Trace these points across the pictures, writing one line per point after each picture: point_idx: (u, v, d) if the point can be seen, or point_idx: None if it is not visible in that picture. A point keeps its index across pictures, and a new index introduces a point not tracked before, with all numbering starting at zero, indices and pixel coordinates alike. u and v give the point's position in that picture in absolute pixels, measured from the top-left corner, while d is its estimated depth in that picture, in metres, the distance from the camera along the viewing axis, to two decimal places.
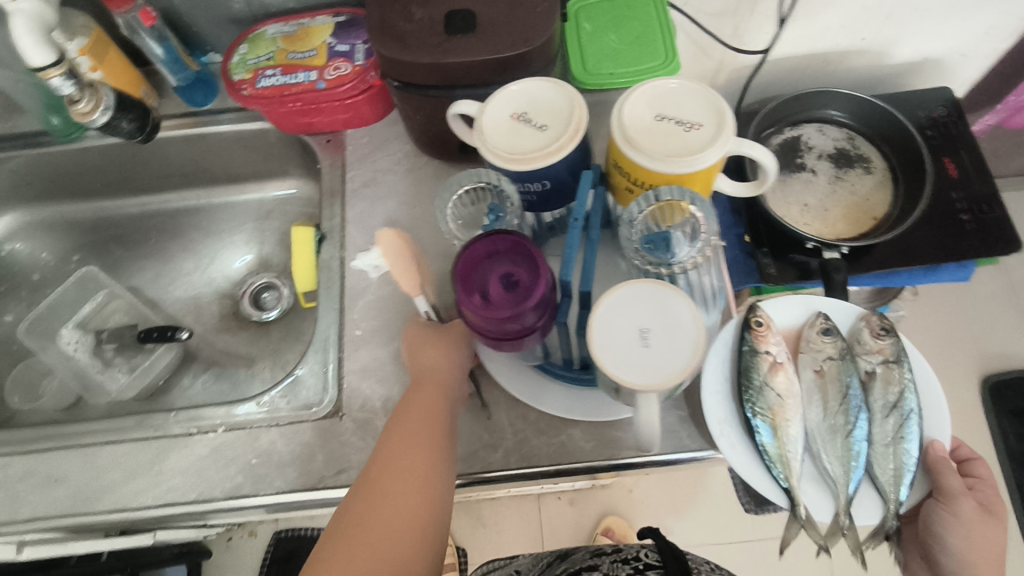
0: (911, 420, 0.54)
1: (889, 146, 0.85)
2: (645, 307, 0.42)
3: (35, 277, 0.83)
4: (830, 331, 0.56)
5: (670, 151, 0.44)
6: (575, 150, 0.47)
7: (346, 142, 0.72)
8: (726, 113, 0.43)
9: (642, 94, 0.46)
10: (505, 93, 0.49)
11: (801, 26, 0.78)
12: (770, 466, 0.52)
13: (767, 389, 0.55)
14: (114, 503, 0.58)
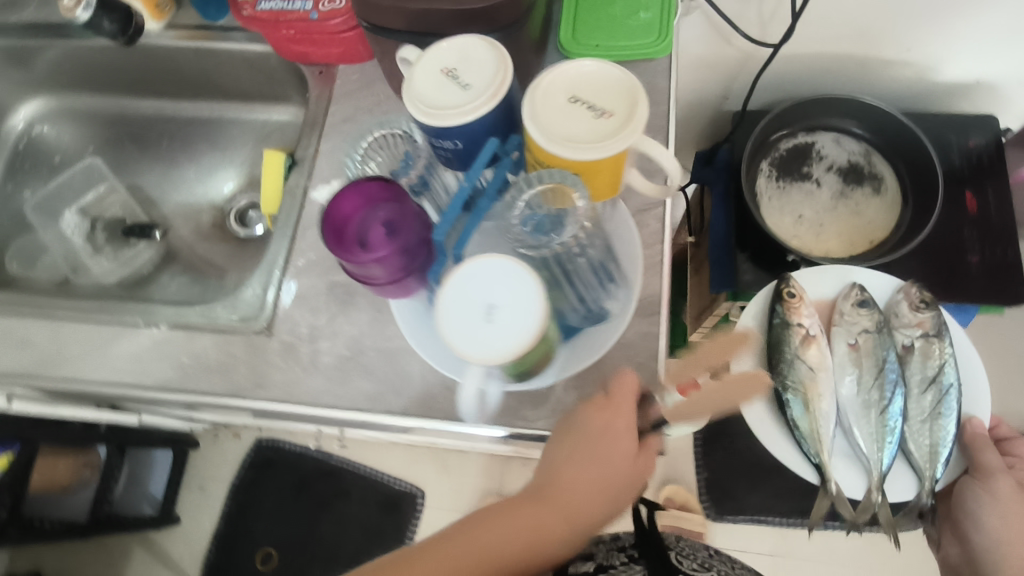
0: (947, 394, 0.72)
1: (904, 164, 0.79)
2: (499, 281, 0.43)
3: (55, 160, 0.90)
4: (864, 305, 0.72)
5: (568, 137, 0.43)
6: (494, 110, 0.47)
7: (337, 76, 0.73)
8: (636, 107, 0.43)
9: (565, 70, 0.45)
10: (436, 47, 0.49)
11: (833, 23, 0.75)
12: (800, 440, 0.70)
13: (801, 364, 0.75)
14: (60, 373, 0.64)
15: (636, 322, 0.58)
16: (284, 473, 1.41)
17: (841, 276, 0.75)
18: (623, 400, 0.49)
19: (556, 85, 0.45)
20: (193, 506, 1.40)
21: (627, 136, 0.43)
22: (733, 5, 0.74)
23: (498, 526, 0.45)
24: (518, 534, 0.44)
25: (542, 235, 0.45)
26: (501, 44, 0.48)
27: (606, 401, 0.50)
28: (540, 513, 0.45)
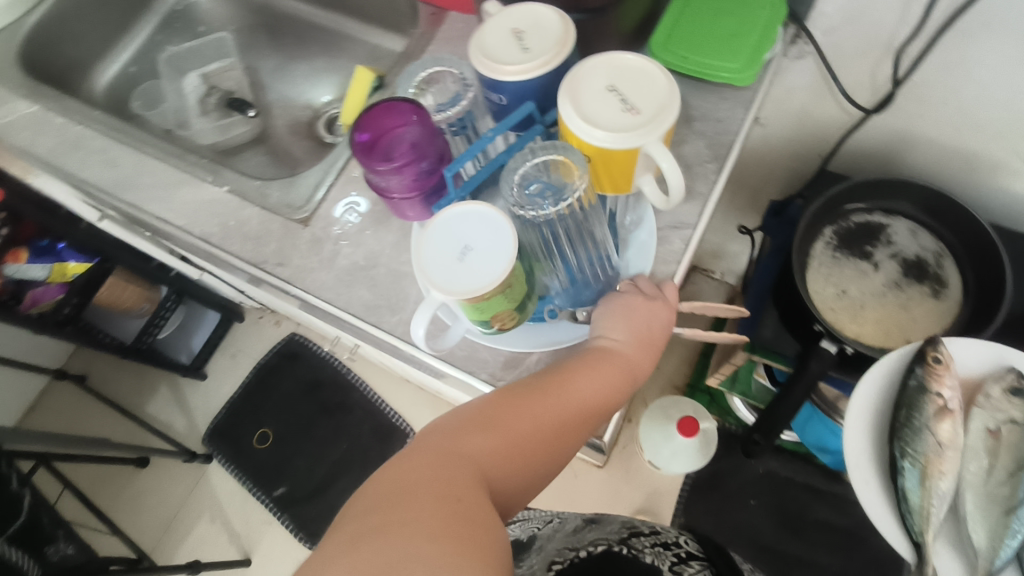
0: None
1: (975, 276, 0.75)
2: (483, 229, 0.47)
3: (200, 29, 1.02)
4: (1021, 393, 0.51)
5: (591, 120, 0.49)
6: (541, 77, 0.51)
7: (445, 21, 0.78)
8: (656, 115, 0.48)
9: (614, 66, 0.51)
10: (518, 8, 0.53)
11: (950, 111, 0.72)
12: (906, 513, 0.54)
13: (923, 433, 0.54)
14: (133, 199, 0.74)
15: None
16: (304, 371, 1.52)
17: (996, 355, 0.55)
18: (655, 293, 0.57)
19: (601, 77, 0.51)
20: (219, 369, 1.55)
21: (639, 136, 0.48)
22: (845, 61, 0.73)
23: (586, 377, 0.52)
24: (607, 381, 0.52)
25: (537, 198, 0.50)
26: (570, 20, 0.52)
27: (639, 291, 0.57)
28: (615, 366, 0.53)
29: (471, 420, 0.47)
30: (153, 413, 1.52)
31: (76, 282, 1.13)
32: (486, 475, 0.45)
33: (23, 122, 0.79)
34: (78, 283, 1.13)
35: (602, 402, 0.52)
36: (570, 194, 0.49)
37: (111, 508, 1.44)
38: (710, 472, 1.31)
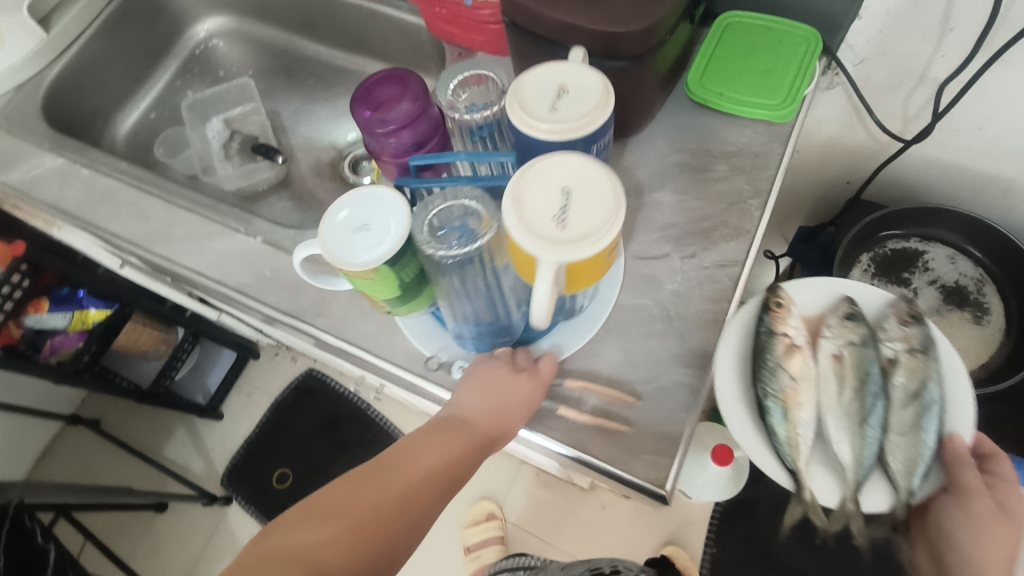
0: (930, 411, 0.52)
1: (1018, 303, 0.76)
2: (379, 210, 0.50)
3: (220, 73, 1.02)
4: (854, 316, 0.55)
5: (519, 204, 0.43)
6: (544, 142, 0.49)
7: (472, 62, 0.78)
8: (570, 246, 0.41)
9: (586, 172, 0.44)
10: (583, 68, 0.50)
11: (983, 138, 0.73)
12: (781, 448, 0.53)
13: (780, 371, 0.55)
14: (166, 251, 0.73)
15: (677, 371, 0.59)
16: (323, 407, 1.50)
17: (829, 288, 0.58)
18: (528, 364, 0.56)
19: (569, 173, 0.44)
20: (235, 408, 1.52)
21: (539, 245, 0.42)
22: (878, 92, 0.73)
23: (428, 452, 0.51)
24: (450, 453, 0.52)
25: (449, 237, 0.48)
26: (610, 104, 0.49)
27: (512, 359, 0.56)
28: (460, 436, 0.52)
29: (296, 515, 0.46)
30: (170, 456, 1.49)
31: (96, 330, 1.11)
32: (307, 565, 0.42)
33: (50, 176, 0.78)
34: (98, 331, 1.11)
35: (446, 477, 0.50)
36: (478, 239, 0.47)
37: (131, 556, 1.41)
38: (739, 499, 1.29)
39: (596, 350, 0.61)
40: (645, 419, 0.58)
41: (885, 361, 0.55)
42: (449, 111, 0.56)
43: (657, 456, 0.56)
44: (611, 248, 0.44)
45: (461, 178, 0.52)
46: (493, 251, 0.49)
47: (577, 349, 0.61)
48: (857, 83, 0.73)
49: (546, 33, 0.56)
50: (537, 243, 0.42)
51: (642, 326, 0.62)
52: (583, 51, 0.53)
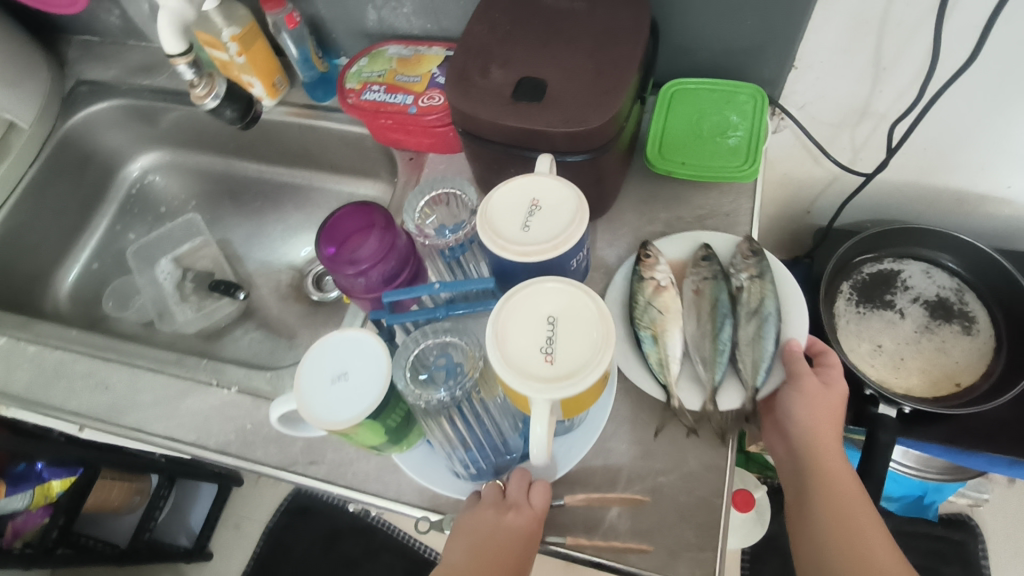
0: (768, 322, 0.59)
1: (1000, 308, 0.76)
2: (361, 359, 0.46)
3: (161, 209, 0.97)
4: (709, 257, 0.62)
5: (503, 337, 0.42)
6: (519, 263, 0.47)
7: (425, 165, 0.76)
8: (557, 384, 0.39)
9: (571, 299, 0.43)
10: (553, 181, 0.49)
11: (931, 155, 0.76)
12: (652, 369, 0.59)
13: (649, 307, 0.60)
14: (134, 421, 0.67)
15: (701, 454, 0.57)
16: (318, 524, 1.41)
17: (691, 239, 0.65)
18: (521, 498, 0.51)
19: (554, 301, 0.43)
20: (224, 544, 1.42)
21: (525, 383, 0.40)
22: (825, 130, 0.75)
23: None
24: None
25: (436, 380, 0.44)
26: (586, 218, 0.47)
27: (501, 497, 0.51)
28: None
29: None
30: None
31: (61, 501, 1.03)
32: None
33: None
34: (64, 500, 1.03)
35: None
36: (465, 380, 0.44)
37: None
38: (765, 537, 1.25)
39: (614, 446, 0.59)
40: (679, 514, 0.55)
41: (734, 291, 0.62)
42: (419, 237, 0.52)
43: (702, 551, 0.53)
44: (603, 378, 0.42)
45: (436, 311, 0.49)
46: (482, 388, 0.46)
47: (593, 449, 0.59)
48: (805, 125, 0.74)
49: (506, 140, 0.55)
50: (527, 381, 0.40)
51: (655, 412, 0.60)
52: (550, 158, 0.52)
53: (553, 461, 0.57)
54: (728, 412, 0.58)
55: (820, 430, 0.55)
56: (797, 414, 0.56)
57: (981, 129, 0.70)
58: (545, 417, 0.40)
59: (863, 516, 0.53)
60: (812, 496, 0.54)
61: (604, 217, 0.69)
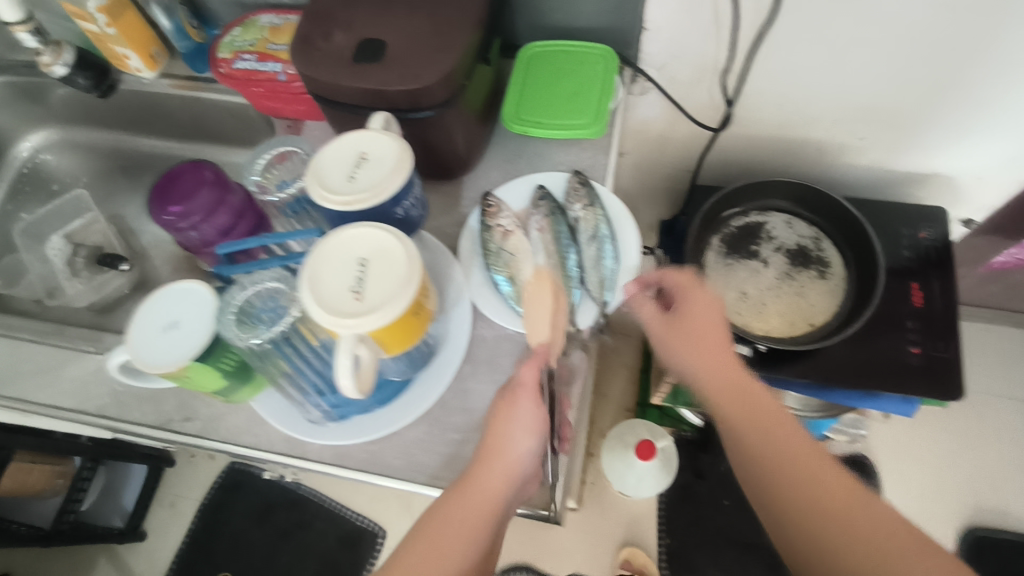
0: (605, 244, 0.64)
1: (851, 251, 0.82)
2: (196, 319, 0.48)
3: (53, 188, 0.97)
4: (545, 196, 0.66)
5: (316, 278, 0.45)
6: (349, 211, 0.49)
7: (303, 133, 0.77)
8: (359, 320, 0.43)
9: (380, 241, 0.46)
10: (379, 135, 0.52)
11: (787, 112, 0.81)
12: (514, 305, 0.63)
13: (502, 252, 0.65)
14: (11, 391, 0.68)
15: None
16: (252, 498, 1.43)
17: (527, 183, 0.69)
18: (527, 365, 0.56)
19: (366, 243, 0.46)
20: (158, 523, 1.42)
21: (331, 320, 0.43)
22: (686, 90, 0.79)
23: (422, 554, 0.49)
24: (448, 544, 0.49)
25: (260, 322, 0.48)
26: (408, 161, 0.50)
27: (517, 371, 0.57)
28: (452, 528, 0.50)
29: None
30: None
31: None
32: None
33: None
34: None
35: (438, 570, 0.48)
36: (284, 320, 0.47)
37: None
38: (681, 485, 1.32)
39: (471, 387, 0.62)
40: None
41: (573, 222, 0.66)
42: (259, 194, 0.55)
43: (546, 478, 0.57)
44: (412, 308, 0.46)
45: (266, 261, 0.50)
46: (309, 328, 0.49)
47: (450, 392, 0.62)
48: (667, 85, 0.78)
49: (352, 101, 0.57)
50: (331, 317, 0.43)
51: (509, 356, 0.63)
52: (382, 117, 0.55)
53: (407, 406, 0.60)
54: (585, 330, 0.62)
55: (705, 366, 0.58)
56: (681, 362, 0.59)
57: (824, 83, 0.75)
58: (349, 348, 0.43)
59: (777, 430, 0.53)
60: (725, 427, 0.56)
61: (469, 176, 0.72)
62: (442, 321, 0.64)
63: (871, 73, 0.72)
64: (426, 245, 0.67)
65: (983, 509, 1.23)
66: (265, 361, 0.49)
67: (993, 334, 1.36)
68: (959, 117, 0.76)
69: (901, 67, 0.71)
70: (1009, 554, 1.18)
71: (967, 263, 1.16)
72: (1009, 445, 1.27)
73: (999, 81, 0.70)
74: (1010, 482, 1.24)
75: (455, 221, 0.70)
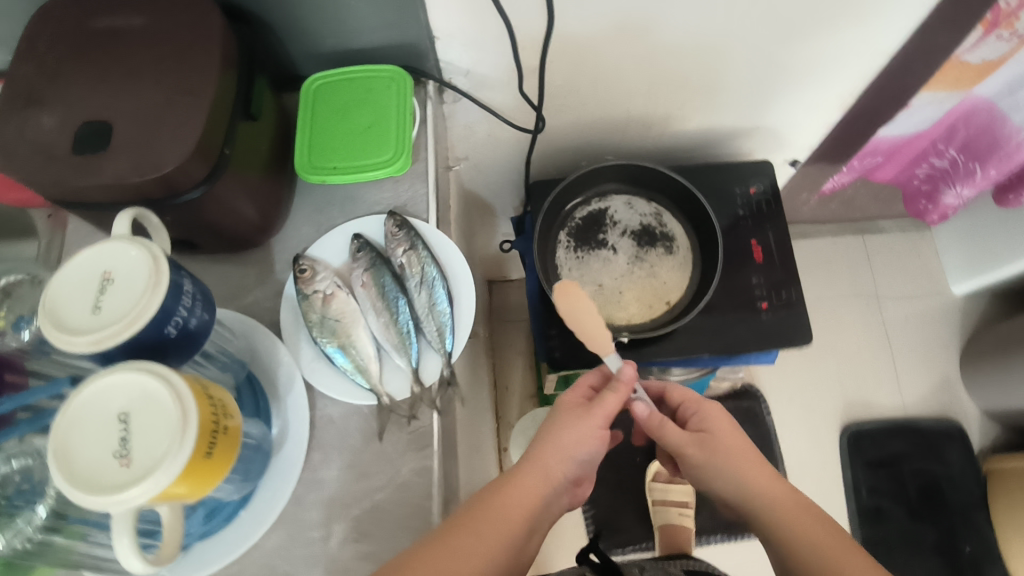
0: (435, 287, 0.59)
1: (690, 221, 0.83)
2: None
3: None
4: (363, 247, 0.60)
5: (67, 450, 0.37)
6: (100, 351, 0.41)
7: (67, 222, 0.65)
8: (130, 494, 0.35)
9: (136, 386, 0.38)
10: (123, 245, 0.43)
11: (603, 94, 0.79)
12: (352, 376, 0.57)
13: (326, 319, 0.58)
14: None
15: (409, 459, 0.56)
16: None
17: (341, 234, 0.62)
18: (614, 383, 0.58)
19: (124, 392, 0.38)
20: None
21: (92, 503, 0.35)
22: (496, 90, 0.74)
23: (487, 520, 0.49)
24: (513, 511, 0.50)
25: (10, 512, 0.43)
26: (166, 274, 0.42)
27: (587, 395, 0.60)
28: (518, 493, 0.52)
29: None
30: None
31: None
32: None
33: None
34: None
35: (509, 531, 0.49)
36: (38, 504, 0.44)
37: None
38: None
39: (325, 476, 0.56)
40: (396, 524, 0.54)
41: (398, 268, 0.60)
42: None
43: None
44: (201, 451, 0.39)
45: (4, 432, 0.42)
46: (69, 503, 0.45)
47: (303, 485, 0.56)
48: (473, 87, 0.73)
49: (90, 200, 0.48)
50: (91, 499, 0.35)
51: (360, 431, 0.57)
52: (129, 213, 0.45)
53: (256, 518, 0.54)
54: (433, 386, 0.58)
55: (747, 478, 0.54)
56: (717, 476, 0.56)
57: (631, 62, 0.73)
58: (126, 527, 0.36)
59: (830, 538, 0.49)
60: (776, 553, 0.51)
61: (277, 235, 0.64)
62: (276, 412, 0.57)
63: (671, 48, 0.71)
64: (235, 330, 0.59)
65: (856, 406, 1.34)
66: (45, 549, 0.45)
67: (839, 245, 1.47)
68: (759, 74, 0.77)
69: (698, 39, 0.70)
70: (883, 441, 1.30)
71: (802, 191, 1.22)
72: (867, 343, 1.39)
73: (789, 40, 0.71)
74: (872, 376, 1.36)
75: (272, 291, 0.62)
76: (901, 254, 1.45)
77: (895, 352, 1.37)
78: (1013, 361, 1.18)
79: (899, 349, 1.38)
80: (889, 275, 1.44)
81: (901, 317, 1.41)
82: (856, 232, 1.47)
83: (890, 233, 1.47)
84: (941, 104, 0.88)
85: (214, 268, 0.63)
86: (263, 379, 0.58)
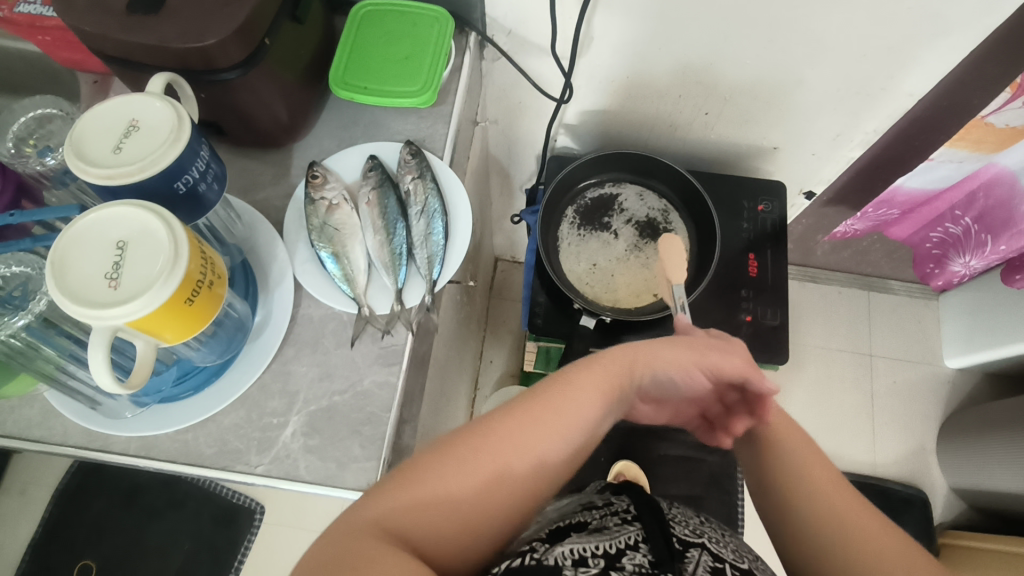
0: (434, 217, 0.63)
1: (693, 222, 0.85)
2: None
3: None
4: (375, 168, 0.63)
5: (65, 263, 0.40)
6: (112, 186, 0.44)
7: (112, 88, 0.69)
8: (114, 310, 0.38)
9: (138, 219, 0.41)
10: (151, 99, 0.46)
11: (636, 83, 0.81)
12: (339, 283, 0.60)
13: (327, 225, 0.60)
14: None
15: (375, 372, 0.59)
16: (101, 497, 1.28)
17: (358, 154, 0.65)
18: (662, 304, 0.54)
19: (128, 223, 0.41)
20: None
21: (80, 313, 0.39)
22: (532, 56, 0.77)
23: (542, 412, 0.41)
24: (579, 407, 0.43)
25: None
26: (186, 132, 0.45)
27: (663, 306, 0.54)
28: (584, 390, 0.44)
29: (394, 480, 0.38)
30: None
31: None
32: (401, 534, 0.35)
33: None
34: None
35: (569, 428, 0.42)
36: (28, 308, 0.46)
37: None
38: None
39: (293, 369, 0.59)
40: (350, 428, 0.57)
41: (404, 194, 0.63)
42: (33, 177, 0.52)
43: (368, 461, 0.56)
44: (185, 292, 0.42)
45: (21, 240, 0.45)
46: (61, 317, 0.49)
47: (271, 373, 0.58)
48: (511, 49, 0.76)
49: (135, 57, 0.51)
50: (80, 308, 0.38)
51: (335, 337, 0.60)
52: (164, 76, 0.49)
53: (221, 392, 0.56)
54: (412, 308, 0.61)
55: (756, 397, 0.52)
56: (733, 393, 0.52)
57: (667, 56, 0.75)
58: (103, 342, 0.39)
59: (806, 445, 0.49)
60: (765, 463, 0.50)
61: (299, 143, 0.67)
62: (262, 301, 0.60)
63: (710, 48, 0.73)
64: (241, 220, 0.62)
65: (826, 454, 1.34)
66: (32, 354, 0.49)
67: (845, 296, 1.47)
68: (788, 92, 0.79)
69: (735, 45, 0.72)
70: None
71: (815, 232, 1.24)
72: (852, 396, 1.40)
73: (821, 62, 0.73)
74: (850, 428, 1.37)
75: (284, 192, 0.65)
76: (904, 317, 1.45)
77: (877, 411, 1.38)
78: (988, 438, 1.18)
79: (881, 409, 1.38)
80: (887, 335, 1.44)
81: (891, 378, 1.41)
82: (864, 287, 1.48)
83: (897, 294, 1.47)
84: (960, 165, 0.90)
85: (235, 161, 0.66)
86: (256, 268, 0.61)
